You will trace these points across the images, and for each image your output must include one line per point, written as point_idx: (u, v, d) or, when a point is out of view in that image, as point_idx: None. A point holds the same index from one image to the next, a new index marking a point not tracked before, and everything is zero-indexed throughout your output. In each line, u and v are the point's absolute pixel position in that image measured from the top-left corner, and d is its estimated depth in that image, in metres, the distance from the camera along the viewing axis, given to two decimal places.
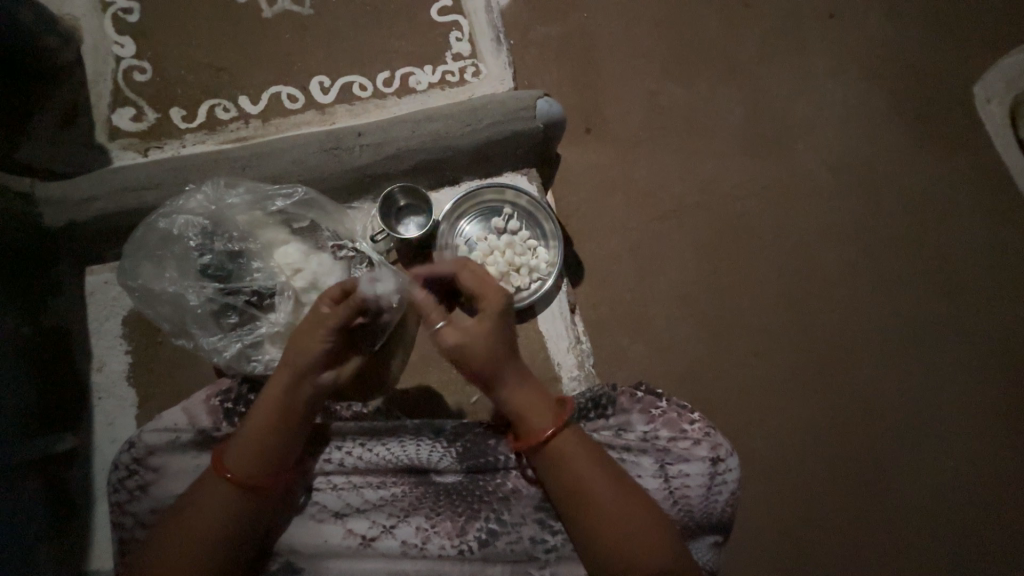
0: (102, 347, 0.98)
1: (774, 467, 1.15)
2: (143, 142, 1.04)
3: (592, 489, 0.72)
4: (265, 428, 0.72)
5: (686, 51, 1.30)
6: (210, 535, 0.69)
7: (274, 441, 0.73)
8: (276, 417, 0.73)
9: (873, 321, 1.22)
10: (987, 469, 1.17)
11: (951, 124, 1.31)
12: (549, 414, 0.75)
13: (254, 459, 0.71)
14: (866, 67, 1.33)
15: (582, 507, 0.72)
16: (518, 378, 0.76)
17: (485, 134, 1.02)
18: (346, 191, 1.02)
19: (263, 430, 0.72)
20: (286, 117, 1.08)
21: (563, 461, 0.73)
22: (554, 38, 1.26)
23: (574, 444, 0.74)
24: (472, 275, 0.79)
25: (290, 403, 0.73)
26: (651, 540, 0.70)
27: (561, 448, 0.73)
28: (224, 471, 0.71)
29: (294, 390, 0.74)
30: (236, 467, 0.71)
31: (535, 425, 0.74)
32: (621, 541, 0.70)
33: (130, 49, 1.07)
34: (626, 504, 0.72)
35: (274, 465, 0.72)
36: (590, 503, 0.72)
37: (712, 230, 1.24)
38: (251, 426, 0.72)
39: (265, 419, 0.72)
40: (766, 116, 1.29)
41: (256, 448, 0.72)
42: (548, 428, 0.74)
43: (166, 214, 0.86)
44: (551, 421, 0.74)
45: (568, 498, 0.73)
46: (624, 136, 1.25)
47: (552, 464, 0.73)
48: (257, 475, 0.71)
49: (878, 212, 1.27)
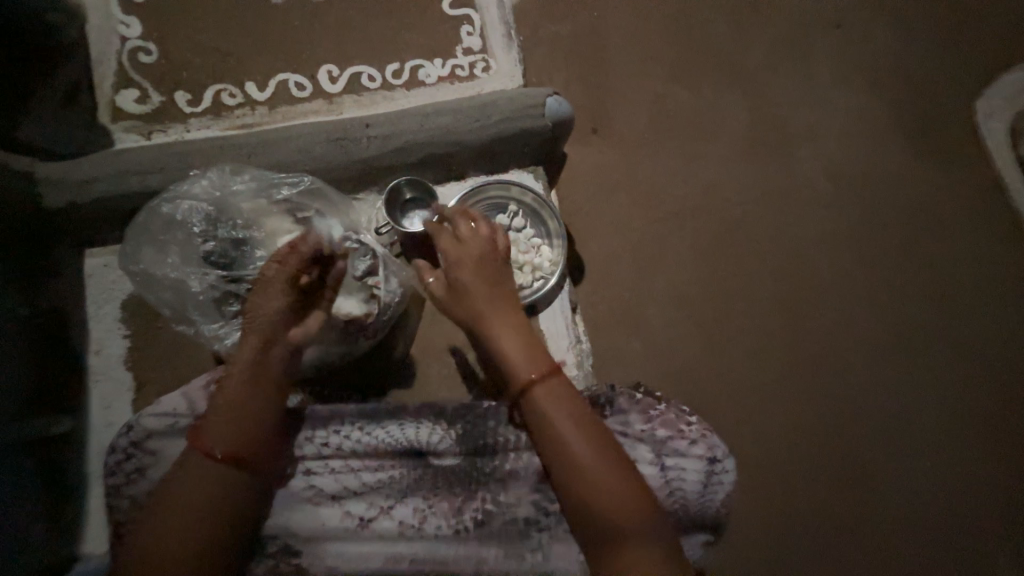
0: (101, 330, 0.98)
1: (765, 469, 1.16)
2: (147, 124, 1.03)
3: (582, 448, 0.72)
4: (234, 393, 0.73)
5: (694, 55, 1.30)
6: (200, 509, 0.69)
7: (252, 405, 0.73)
8: (245, 377, 0.74)
9: (868, 330, 1.24)
10: (974, 479, 1.18)
11: (953, 137, 1.33)
12: (532, 365, 0.76)
13: (232, 428, 0.71)
14: (871, 78, 1.34)
15: (575, 471, 0.71)
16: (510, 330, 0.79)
17: (493, 130, 1.01)
18: (352, 182, 1.02)
19: (235, 394, 0.73)
20: (293, 105, 1.07)
21: (557, 424, 0.73)
22: (562, 36, 1.26)
23: (558, 396, 0.75)
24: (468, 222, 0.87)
25: (256, 362, 0.74)
26: (645, 512, 0.69)
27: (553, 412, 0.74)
28: (202, 446, 0.70)
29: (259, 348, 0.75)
30: (208, 440, 0.70)
31: (519, 371, 0.76)
32: (613, 507, 0.69)
33: (137, 30, 1.05)
34: (616, 467, 0.71)
35: (252, 432, 0.72)
36: (582, 468, 0.71)
37: (714, 234, 1.24)
38: (224, 394, 0.73)
39: (233, 381, 0.73)
40: (770, 123, 1.29)
41: (229, 416, 0.72)
42: (530, 377, 0.76)
43: (170, 199, 0.85)
44: (534, 370, 0.76)
45: (562, 466, 0.72)
46: (630, 137, 1.25)
47: (546, 428, 0.74)
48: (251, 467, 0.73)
49: (878, 223, 1.28)
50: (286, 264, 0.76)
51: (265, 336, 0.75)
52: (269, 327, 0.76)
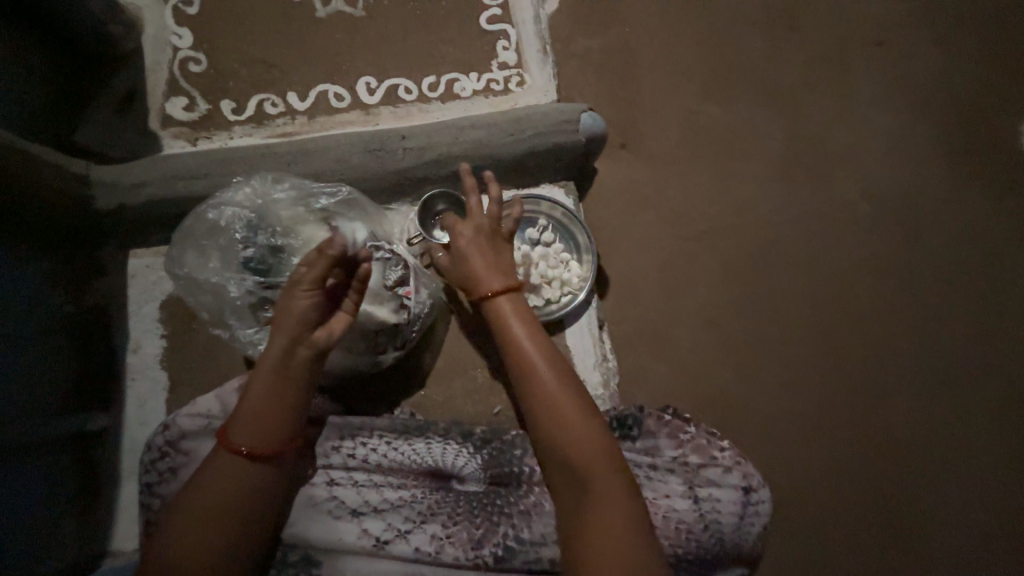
0: (139, 329, 1.01)
1: (794, 500, 1.12)
2: (193, 131, 1.06)
3: (572, 418, 0.72)
4: (263, 393, 0.72)
5: (729, 72, 1.28)
6: (228, 512, 0.70)
7: (282, 408, 0.73)
8: (275, 378, 0.73)
9: (907, 359, 1.19)
10: (1021, 521, 1.12)
11: (1001, 161, 1.27)
12: (499, 280, 0.80)
13: (263, 430, 0.72)
14: (914, 98, 1.30)
15: (561, 439, 0.72)
16: (488, 255, 0.83)
17: (527, 145, 1.02)
18: (386, 193, 1.03)
19: (264, 395, 0.72)
20: (332, 116, 1.09)
21: (550, 393, 0.74)
22: (595, 51, 1.26)
23: (523, 318, 0.79)
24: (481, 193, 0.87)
25: (285, 361, 0.73)
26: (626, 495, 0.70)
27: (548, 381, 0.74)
28: (233, 446, 0.71)
29: (290, 348, 0.73)
30: (239, 438, 0.71)
31: (484, 284, 0.81)
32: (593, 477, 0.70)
33: (188, 41, 1.09)
34: (603, 443, 0.72)
35: (280, 434, 0.73)
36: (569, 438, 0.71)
37: (746, 255, 1.21)
38: (255, 394, 0.72)
39: (264, 381, 0.72)
40: (807, 143, 1.27)
41: (260, 417, 0.72)
42: (495, 288, 0.80)
43: (214, 206, 0.88)
44: (499, 284, 0.80)
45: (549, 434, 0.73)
46: (661, 154, 1.24)
47: (539, 396, 0.74)
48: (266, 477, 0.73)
49: (919, 248, 1.24)
50: (313, 268, 0.72)
51: (293, 337, 0.73)
52: (299, 329, 0.73)
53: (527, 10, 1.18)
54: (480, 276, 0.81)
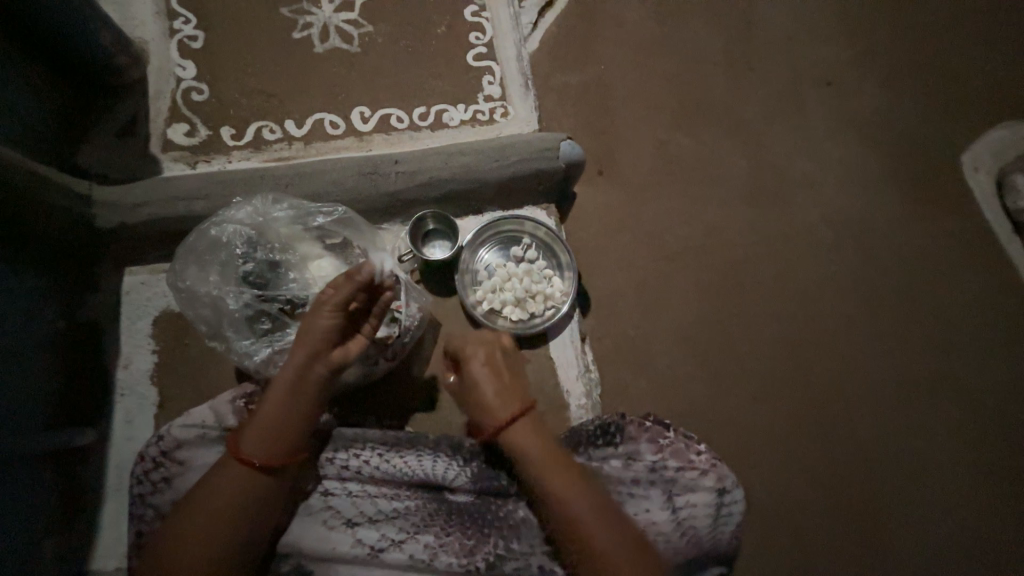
0: (130, 345, 1.02)
1: (770, 504, 1.17)
2: (193, 155, 1.11)
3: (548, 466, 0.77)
4: (279, 404, 0.75)
5: (695, 107, 1.41)
6: (222, 515, 0.71)
7: (292, 423, 0.76)
8: (289, 392, 0.76)
9: (867, 368, 1.27)
10: (979, 520, 1.19)
11: (940, 188, 1.41)
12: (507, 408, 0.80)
13: (272, 444, 0.74)
14: (860, 131, 1.44)
15: (574, 532, 0.74)
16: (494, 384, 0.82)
17: (511, 170, 1.10)
18: (378, 213, 1.09)
19: (276, 407, 0.75)
20: (327, 142, 1.16)
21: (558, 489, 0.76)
22: (574, 86, 1.37)
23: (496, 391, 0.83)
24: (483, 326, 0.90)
25: (301, 376, 0.77)
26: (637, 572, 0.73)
27: (554, 480, 0.77)
28: (238, 452, 0.73)
29: (305, 367, 0.77)
30: (248, 447, 0.74)
31: (496, 413, 0.80)
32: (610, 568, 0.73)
33: (191, 72, 1.16)
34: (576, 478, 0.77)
35: (291, 447, 0.75)
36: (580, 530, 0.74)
37: (716, 272, 1.30)
38: (270, 406, 0.75)
39: (280, 395, 0.76)
40: (768, 170, 1.39)
41: (269, 426, 0.74)
42: (506, 417, 0.80)
43: (217, 223, 0.92)
44: (510, 411, 0.80)
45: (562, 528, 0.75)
46: (636, 180, 1.34)
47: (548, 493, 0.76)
48: (266, 494, 0.74)
49: (873, 265, 1.35)
50: (339, 291, 0.78)
51: (311, 353, 0.77)
52: (318, 345, 0.77)
53: (510, 48, 1.28)
54: (490, 410, 0.81)
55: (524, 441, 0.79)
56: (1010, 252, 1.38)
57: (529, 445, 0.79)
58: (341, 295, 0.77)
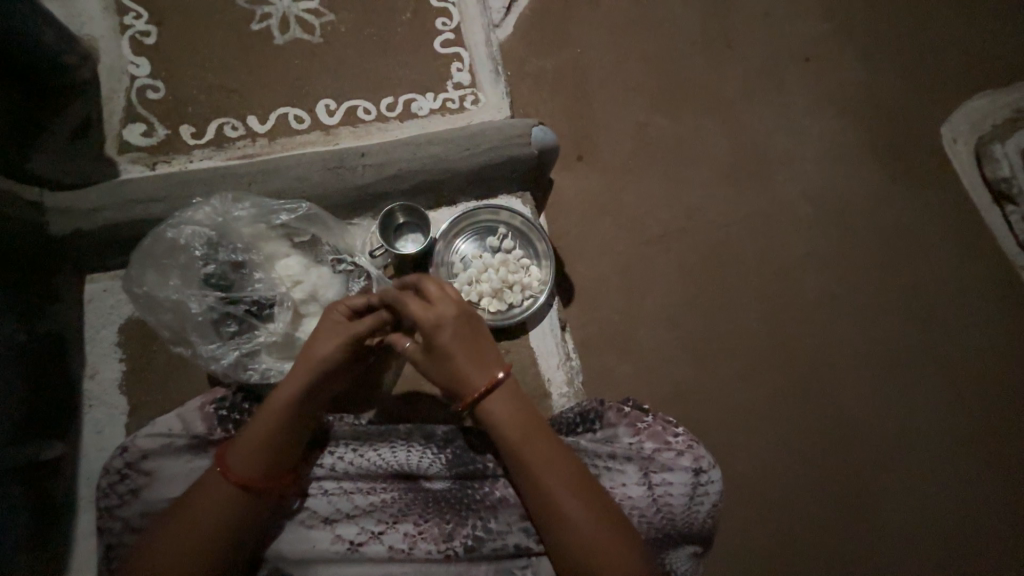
0: (96, 354, 1.00)
1: (755, 482, 1.18)
2: (151, 156, 1.08)
3: (531, 445, 0.75)
4: (278, 427, 0.73)
5: (671, 87, 1.38)
6: (214, 536, 0.70)
7: (272, 440, 0.73)
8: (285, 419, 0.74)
9: (849, 343, 1.28)
10: (961, 488, 1.20)
11: (918, 161, 1.41)
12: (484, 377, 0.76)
13: (253, 459, 0.72)
14: (838, 106, 1.43)
15: (557, 522, 0.73)
16: (462, 352, 0.76)
17: (482, 158, 1.06)
18: (347, 208, 1.06)
19: (270, 429, 0.73)
20: (292, 137, 1.12)
21: (548, 481, 0.74)
22: (548, 71, 1.35)
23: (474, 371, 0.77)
24: (431, 288, 0.78)
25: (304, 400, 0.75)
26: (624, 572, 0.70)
27: (540, 473, 0.74)
28: (229, 472, 0.72)
29: (307, 394, 0.75)
30: (242, 469, 0.72)
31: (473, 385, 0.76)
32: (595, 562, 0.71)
33: (145, 69, 1.12)
34: (559, 455, 0.76)
35: (276, 465, 0.74)
36: (568, 524, 0.72)
37: (697, 254, 1.29)
38: (253, 424, 0.74)
39: (279, 419, 0.73)
40: (746, 149, 1.37)
41: (264, 448, 0.73)
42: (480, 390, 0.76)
43: (174, 225, 0.90)
44: (484, 383, 0.76)
45: (551, 523, 0.73)
46: (614, 164, 1.32)
47: (537, 488, 0.74)
48: (244, 510, 0.72)
49: (853, 240, 1.34)
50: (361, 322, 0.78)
51: (307, 386, 0.75)
52: (313, 377, 0.75)
53: (479, 32, 1.23)
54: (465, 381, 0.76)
55: (509, 431, 0.76)
56: (988, 222, 1.38)
57: (518, 439, 0.76)
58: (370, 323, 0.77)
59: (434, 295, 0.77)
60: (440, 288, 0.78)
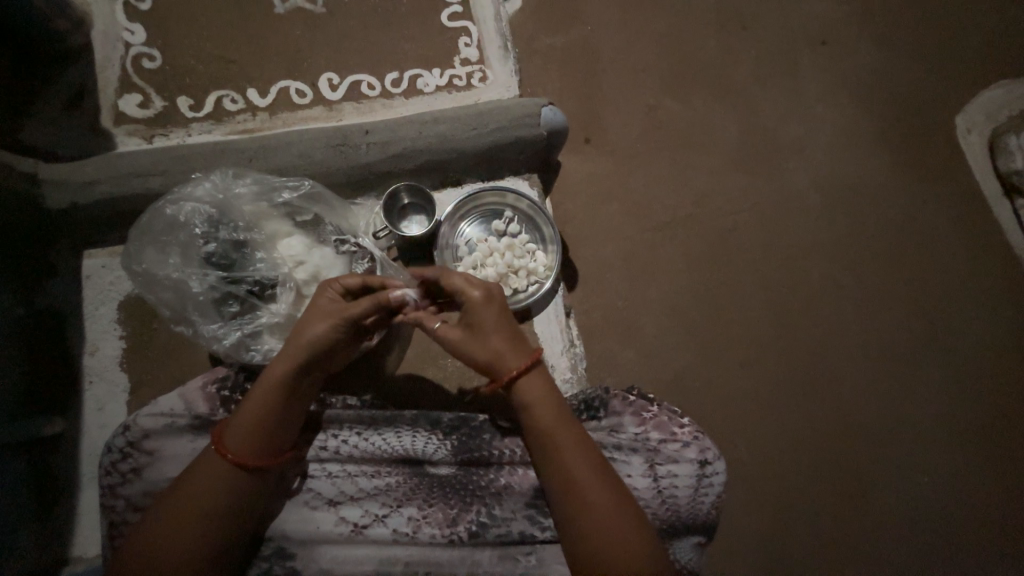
0: (96, 331, 0.98)
1: (754, 469, 1.18)
2: (149, 128, 1.05)
3: (551, 431, 0.75)
4: (270, 406, 0.73)
5: (684, 68, 1.34)
6: (217, 514, 0.70)
7: (264, 422, 0.72)
8: (280, 395, 0.73)
9: (853, 335, 1.27)
10: (955, 478, 1.21)
11: (933, 150, 1.37)
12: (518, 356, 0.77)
13: (249, 440, 0.72)
14: (854, 92, 1.39)
15: (572, 508, 0.73)
16: (490, 334, 0.76)
17: (489, 139, 1.03)
18: (350, 188, 1.04)
19: (263, 410, 0.72)
20: (294, 112, 1.09)
21: (560, 461, 0.74)
22: (557, 49, 1.30)
23: (502, 348, 0.77)
24: (454, 278, 0.78)
25: (293, 381, 0.74)
26: (633, 556, 0.70)
27: (558, 461, 0.74)
28: (227, 452, 0.71)
29: (297, 376, 0.74)
30: (238, 448, 0.71)
31: (509, 364, 0.76)
32: (610, 548, 0.70)
33: (140, 36, 1.08)
34: (576, 444, 0.75)
35: (274, 445, 0.73)
36: (579, 509, 0.72)
37: (704, 242, 1.27)
38: (245, 407, 0.73)
39: (270, 398, 0.73)
40: (759, 135, 1.33)
41: (258, 426, 0.72)
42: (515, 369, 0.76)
43: (173, 201, 0.88)
44: (519, 363, 0.77)
45: (566, 506, 0.73)
46: (622, 148, 1.29)
47: (550, 468, 0.75)
48: (241, 488, 0.72)
49: (863, 231, 1.32)
50: (349, 311, 0.75)
51: (300, 365, 0.74)
52: (302, 357, 0.74)
53: (487, 6, 1.18)
54: (501, 362, 0.76)
55: (531, 414, 0.76)
56: (1000, 215, 1.35)
57: (532, 422, 0.76)
58: (363, 310, 0.75)
59: (459, 284, 0.77)
60: (460, 275, 0.78)
